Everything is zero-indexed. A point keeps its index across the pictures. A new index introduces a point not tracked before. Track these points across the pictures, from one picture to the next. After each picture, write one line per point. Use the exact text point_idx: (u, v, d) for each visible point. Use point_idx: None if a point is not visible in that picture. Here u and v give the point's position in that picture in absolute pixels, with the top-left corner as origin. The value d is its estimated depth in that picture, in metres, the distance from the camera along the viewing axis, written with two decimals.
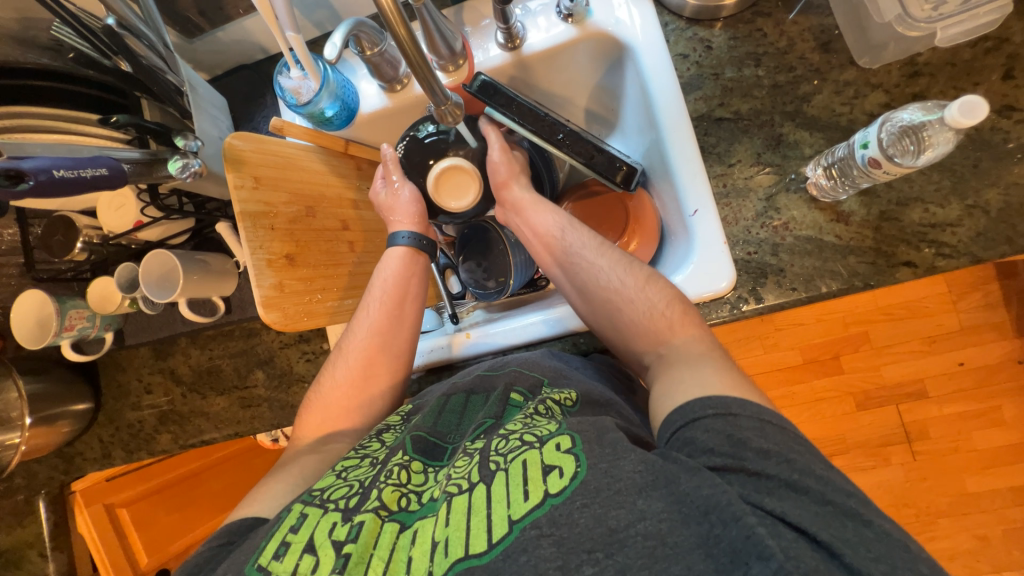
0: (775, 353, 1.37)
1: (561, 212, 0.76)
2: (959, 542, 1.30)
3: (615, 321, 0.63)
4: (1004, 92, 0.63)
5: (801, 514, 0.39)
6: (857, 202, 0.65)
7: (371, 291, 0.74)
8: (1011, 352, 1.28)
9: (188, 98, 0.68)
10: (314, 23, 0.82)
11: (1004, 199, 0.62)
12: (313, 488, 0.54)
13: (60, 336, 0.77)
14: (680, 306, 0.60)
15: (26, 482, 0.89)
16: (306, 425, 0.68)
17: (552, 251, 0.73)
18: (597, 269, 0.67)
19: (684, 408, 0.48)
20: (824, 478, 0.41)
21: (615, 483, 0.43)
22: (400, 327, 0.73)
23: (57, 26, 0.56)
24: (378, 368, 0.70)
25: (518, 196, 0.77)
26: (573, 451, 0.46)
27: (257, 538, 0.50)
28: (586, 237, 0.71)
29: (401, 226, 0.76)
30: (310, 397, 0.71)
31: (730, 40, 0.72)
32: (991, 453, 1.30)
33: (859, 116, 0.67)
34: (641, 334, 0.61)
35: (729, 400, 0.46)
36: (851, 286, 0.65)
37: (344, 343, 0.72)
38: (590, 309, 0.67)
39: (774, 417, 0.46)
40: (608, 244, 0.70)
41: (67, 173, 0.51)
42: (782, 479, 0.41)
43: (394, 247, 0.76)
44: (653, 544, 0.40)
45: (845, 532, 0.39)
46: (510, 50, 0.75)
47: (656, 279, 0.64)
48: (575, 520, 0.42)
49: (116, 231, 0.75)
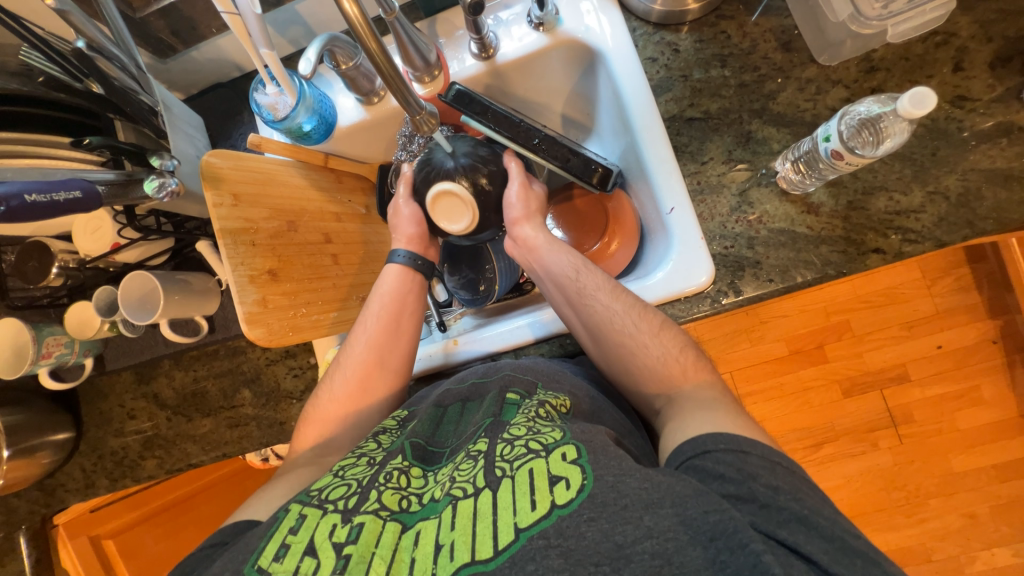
0: (760, 344, 1.39)
1: (573, 252, 0.75)
2: (948, 521, 1.33)
3: (627, 366, 0.64)
4: (955, 83, 0.67)
5: (813, 547, 0.41)
6: (825, 193, 0.68)
7: (370, 307, 0.74)
8: (985, 332, 1.33)
9: (163, 117, 0.68)
10: (289, 40, 0.83)
11: (963, 184, 0.65)
12: (310, 489, 0.54)
13: (38, 365, 0.75)
14: (693, 353, 0.62)
15: (5, 518, 0.87)
16: (303, 439, 0.68)
17: (565, 290, 0.71)
18: (611, 312, 0.66)
19: (695, 440, 0.49)
20: (833, 519, 0.43)
21: (622, 499, 0.44)
22: (396, 342, 0.73)
23: (26, 50, 0.55)
24: (375, 383, 0.71)
25: (529, 235, 0.75)
26: (579, 462, 0.47)
27: (255, 537, 0.49)
28: (599, 279, 0.69)
29: (400, 244, 0.78)
30: (307, 411, 0.71)
31: (696, 42, 0.74)
32: (973, 432, 1.33)
33: (822, 110, 0.70)
34: (654, 381, 0.62)
35: (740, 439, 0.48)
36: (824, 274, 0.67)
37: (342, 357, 0.72)
38: (603, 353, 0.67)
39: (786, 461, 0.47)
40: (621, 287, 0.68)
41: (38, 198, 0.50)
42: (793, 513, 0.42)
43: (392, 264, 0.77)
44: (659, 563, 0.40)
45: (852, 568, 0.40)
46: (484, 59, 0.76)
47: (668, 325, 0.64)
48: (582, 533, 0.42)
49: (92, 255, 0.73)
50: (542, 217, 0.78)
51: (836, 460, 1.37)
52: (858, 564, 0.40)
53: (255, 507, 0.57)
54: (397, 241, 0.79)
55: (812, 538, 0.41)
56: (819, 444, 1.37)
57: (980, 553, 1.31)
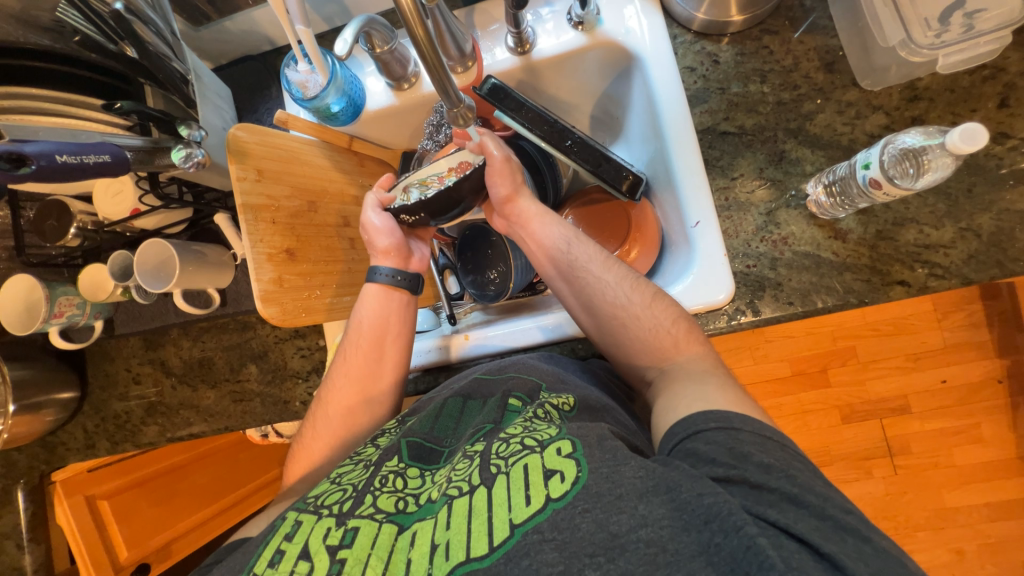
0: (764, 364, 1.39)
1: (568, 225, 0.75)
2: (935, 555, 1.33)
3: (619, 338, 0.64)
4: (999, 119, 0.65)
5: (805, 526, 0.40)
6: (854, 220, 0.67)
7: (351, 327, 0.73)
8: (993, 371, 1.32)
9: (192, 86, 0.69)
10: (324, 18, 0.81)
11: (996, 224, 0.64)
12: (307, 495, 0.54)
13: (49, 323, 0.76)
14: (686, 324, 0.61)
15: (6, 470, 0.89)
16: (292, 473, 0.67)
17: (558, 264, 0.71)
18: (602, 284, 0.66)
19: (686, 421, 0.50)
20: (824, 495, 0.42)
21: (616, 489, 0.44)
22: (377, 370, 0.71)
23: (62, 8, 0.53)
24: (359, 414, 0.69)
25: (525, 210, 0.75)
26: (574, 456, 0.47)
27: (254, 544, 0.50)
28: (592, 252, 0.70)
29: (380, 261, 0.75)
30: (295, 446, 0.70)
31: (737, 55, 0.73)
32: (970, 469, 1.32)
33: (860, 136, 0.68)
34: (646, 352, 0.61)
35: (731, 415, 0.48)
36: (845, 302, 0.66)
37: (326, 388, 0.72)
38: (595, 325, 0.66)
39: (775, 434, 0.48)
40: (613, 259, 0.70)
41: (70, 159, 0.49)
42: (784, 492, 0.42)
43: (371, 283, 0.75)
44: (654, 552, 0.40)
45: (845, 547, 0.39)
46: (520, 54, 0.75)
47: (662, 296, 0.64)
48: (577, 524, 0.42)
49: (111, 218, 0.73)
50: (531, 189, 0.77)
51: None
52: (866, 550, 0.39)
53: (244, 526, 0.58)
54: (374, 258, 0.77)
55: (806, 518, 0.40)
56: None
57: None
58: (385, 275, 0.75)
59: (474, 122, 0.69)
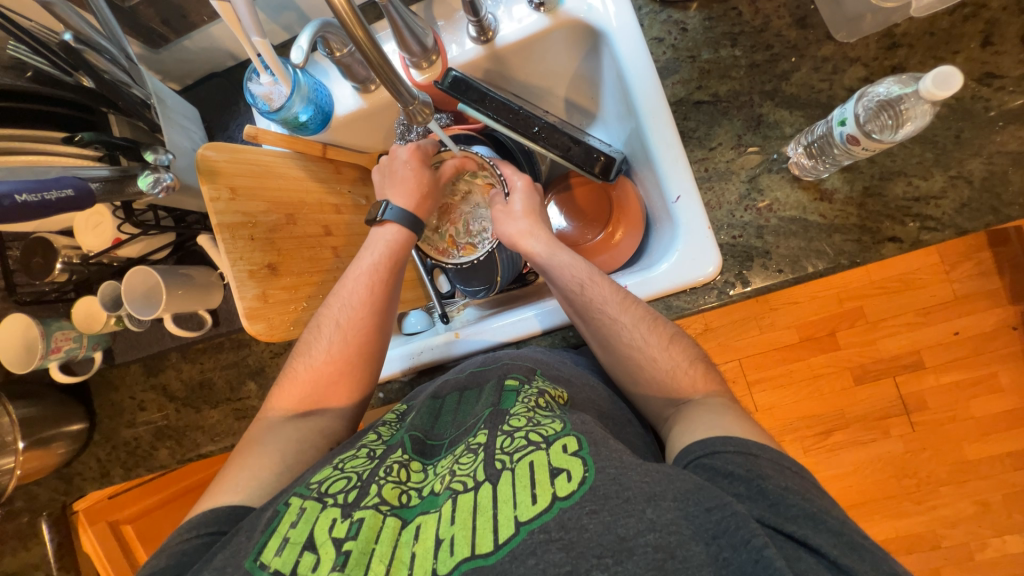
0: (770, 332, 1.35)
1: (585, 262, 0.70)
2: (960, 509, 1.31)
3: (635, 377, 0.62)
4: (984, 59, 0.62)
5: (820, 538, 0.40)
6: (839, 179, 0.65)
7: (366, 269, 0.71)
8: (1005, 318, 1.28)
9: (156, 110, 0.68)
10: (283, 26, 0.81)
11: (987, 168, 0.61)
12: (308, 481, 0.53)
13: (47, 359, 0.77)
14: (702, 366, 0.60)
15: (27, 504, 0.90)
16: (286, 396, 0.67)
17: (571, 301, 0.67)
18: (618, 326, 0.63)
19: (704, 441, 0.49)
20: (837, 516, 0.42)
21: (624, 492, 0.43)
22: (388, 306, 0.72)
23: (13, 45, 0.55)
24: (366, 345, 0.69)
25: (537, 248, 0.73)
26: (580, 454, 0.47)
27: (257, 530, 0.49)
28: (608, 290, 0.65)
29: (395, 198, 0.74)
30: (295, 364, 0.69)
31: (705, 20, 0.71)
32: (988, 420, 1.31)
33: (839, 92, 0.66)
34: (660, 390, 0.60)
35: (749, 441, 0.47)
36: (837, 264, 0.64)
37: (328, 310, 0.70)
38: (609, 361, 0.65)
39: (794, 465, 0.47)
40: (630, 298, 0.65)
41: (31, 198, 0.50)
42: (802, 508, 0.42)
43: (384, 223, 0.74)
44: (662, 557, 0.40)
45: (860, 561, 0.39)
46: (483, 43, 0.74)
47: (678, 337, 0.62)
48: (585, 525, 0.42)
49: (95, 251, 0.73)
50: (546, 224, 0.75)
51: (844, 448, 1.35)
52: (865, 558, 0.40)
53: (241, 492, 0.57)
54: (388, 193, 0.75)
55: (820, 533, 0.40)
56: (830, 431, 1.35)
57: (992, 540, 1.30)
58: (401, 208, 0.74)
59: (525, 176, 0.78)
